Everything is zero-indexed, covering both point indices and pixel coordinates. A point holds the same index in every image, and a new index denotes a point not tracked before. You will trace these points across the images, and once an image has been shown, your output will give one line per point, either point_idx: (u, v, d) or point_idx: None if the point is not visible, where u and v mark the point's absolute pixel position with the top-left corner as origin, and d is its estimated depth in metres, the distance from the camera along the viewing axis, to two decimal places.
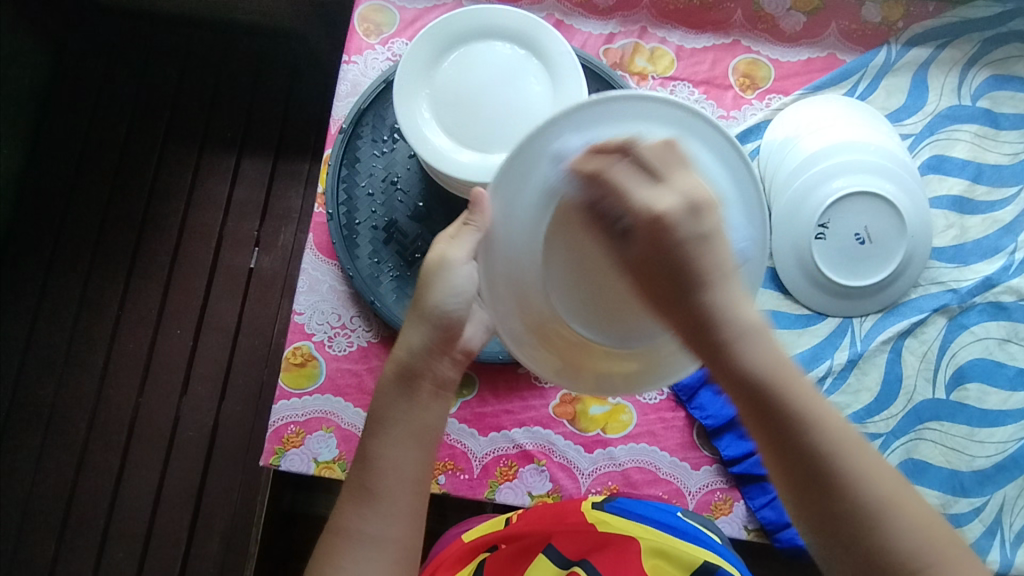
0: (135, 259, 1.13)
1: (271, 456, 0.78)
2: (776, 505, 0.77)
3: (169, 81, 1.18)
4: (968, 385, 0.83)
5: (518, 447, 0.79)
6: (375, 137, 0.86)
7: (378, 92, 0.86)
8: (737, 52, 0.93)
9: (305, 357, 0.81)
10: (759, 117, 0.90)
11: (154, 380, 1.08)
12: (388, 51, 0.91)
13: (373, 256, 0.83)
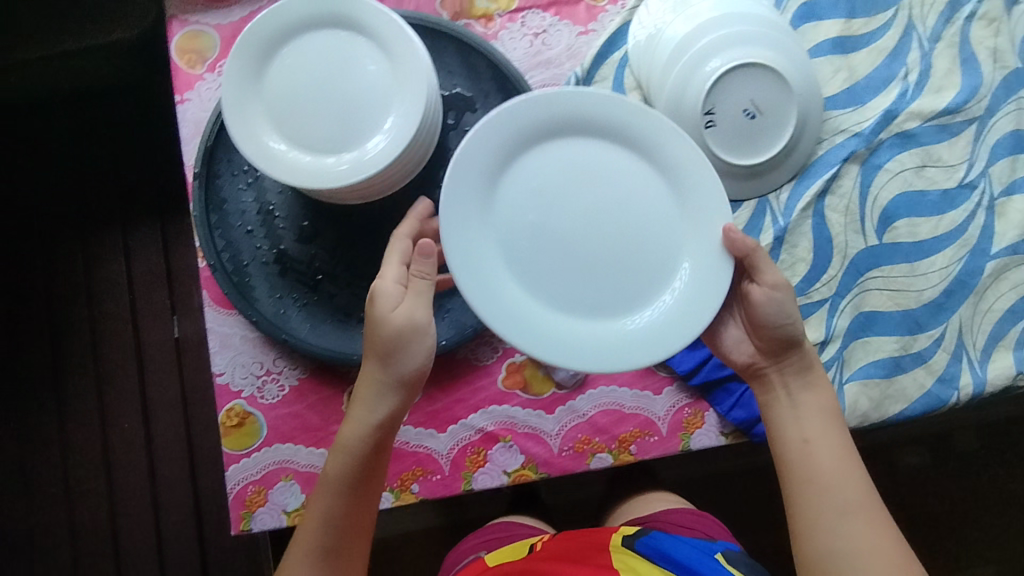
0: (56, 367, 1.08)
1: (239, 522, 0.77)
2: (744, 403, 0.77)
3: (17, 173, 1.09)
4: (897, 224, 0.82)
5: (480, 432, 0.77)
6: (234, 171, 0.80)
7: (213, 123, 0.79)
8: None
9: (240, 416, 0.78)
10: (615, 26, 0.86)
11: (121, 478, 1.06)
12: (219, 76, 0.84)
13: (273, 293, 0.79)
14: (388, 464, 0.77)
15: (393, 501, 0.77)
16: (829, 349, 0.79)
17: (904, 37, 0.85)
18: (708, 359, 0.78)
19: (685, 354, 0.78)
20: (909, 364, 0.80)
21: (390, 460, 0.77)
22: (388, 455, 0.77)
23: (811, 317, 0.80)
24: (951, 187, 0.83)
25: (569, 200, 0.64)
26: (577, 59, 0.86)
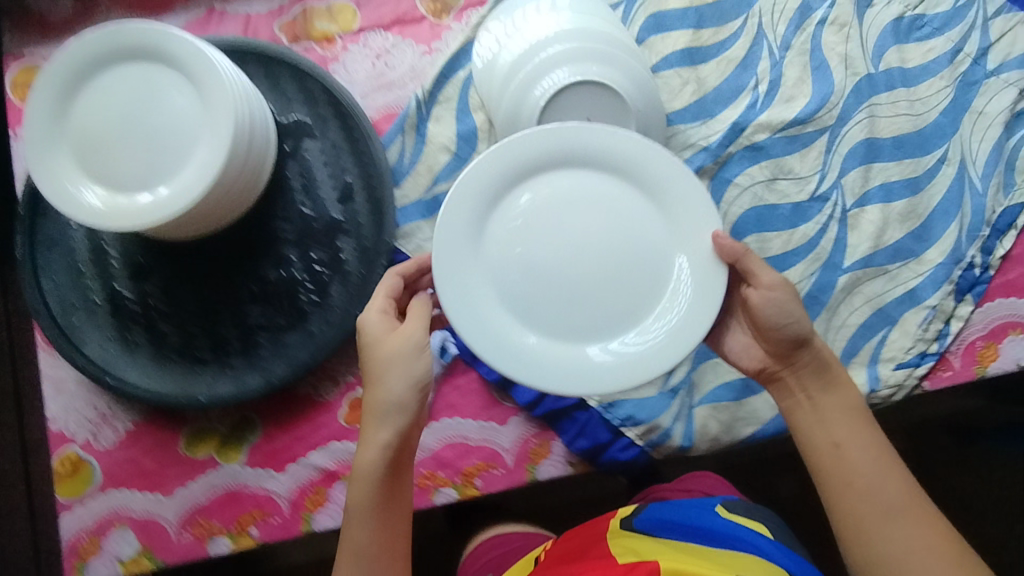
0: None
1: (301, 522, 0.78)
2: (777, 419, 0.78)
3: None
4: (964, 255, 0.78)
5: (540, 426, 0.79)
6: (298, 184, 0.81)
7: (289, 139, 0.82)
8: None
9: (300, 415, 0.80)
10: (684, 44, 0.82)
11: None
12: (368, 48, 0.84)
13: (346, 300, 0.80)
14: (454, 458, 0.78)
15: (456, 496, 0.77)
16: (881, 366, 0.78)
17: (973, 63, 0.81)
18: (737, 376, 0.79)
19: (714, 371, 0.79)
20: (965, 366, 0.77)
21: (452, 453, 0.78)
22: (455, 449, 0.78)
23: (864, 345, 0.79)
24: None
25: (549, 227, 0.64)
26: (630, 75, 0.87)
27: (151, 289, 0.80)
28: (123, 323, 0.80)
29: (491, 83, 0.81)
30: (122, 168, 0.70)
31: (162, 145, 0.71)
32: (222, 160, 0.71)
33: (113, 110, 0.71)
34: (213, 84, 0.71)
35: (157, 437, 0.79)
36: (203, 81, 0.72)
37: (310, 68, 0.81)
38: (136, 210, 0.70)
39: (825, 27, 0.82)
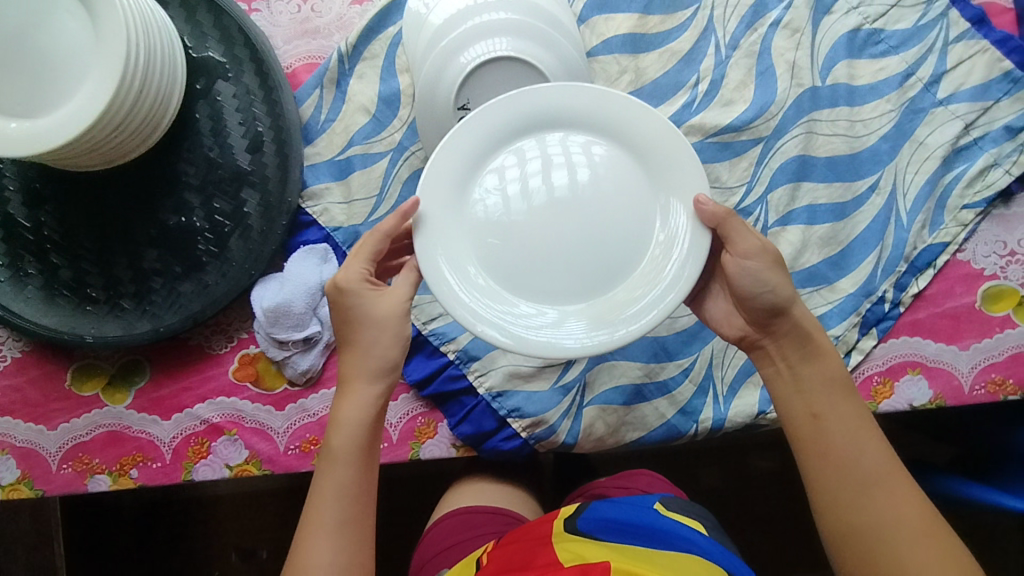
0: None
1: (181, 470, 0.78)
2: (664, 427, 0.78)
3: None
4: (874, 288, 0.77)
5: (430, 406, 0.78)
6: (206, 127, 0.79)
7: (201, 78, 0.78)
8: None
9: (192, 365, 0.79)
10: (627, 29, 0.80)
11: None
12: None
13: (245, 255, 0.78)
14: None
15: None
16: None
17: (919, 91, 0.78)
18: (631, 382, 0.79)
19: (610, 374, 0.79)
20: (865, 398, 0.75)
21: None
22: None
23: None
24: (947, 258, 0.78)
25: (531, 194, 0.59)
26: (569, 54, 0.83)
27: (46, 218, 0.78)
28: (14, 250, 0.78)
29: (417, 44, 0.77)
30: (6, 92, 0.67)
31: (50, 72, 0.68)
32: (110, 88, 0.66)
33: None
34: (105, 8, 0.67)
35: (44, 369, 0.79)
36: (93, 3, 0.67)
37: (227, 5, 0.77)
38: (15, 137, 0.66)
39: (777, 30, 0.79)
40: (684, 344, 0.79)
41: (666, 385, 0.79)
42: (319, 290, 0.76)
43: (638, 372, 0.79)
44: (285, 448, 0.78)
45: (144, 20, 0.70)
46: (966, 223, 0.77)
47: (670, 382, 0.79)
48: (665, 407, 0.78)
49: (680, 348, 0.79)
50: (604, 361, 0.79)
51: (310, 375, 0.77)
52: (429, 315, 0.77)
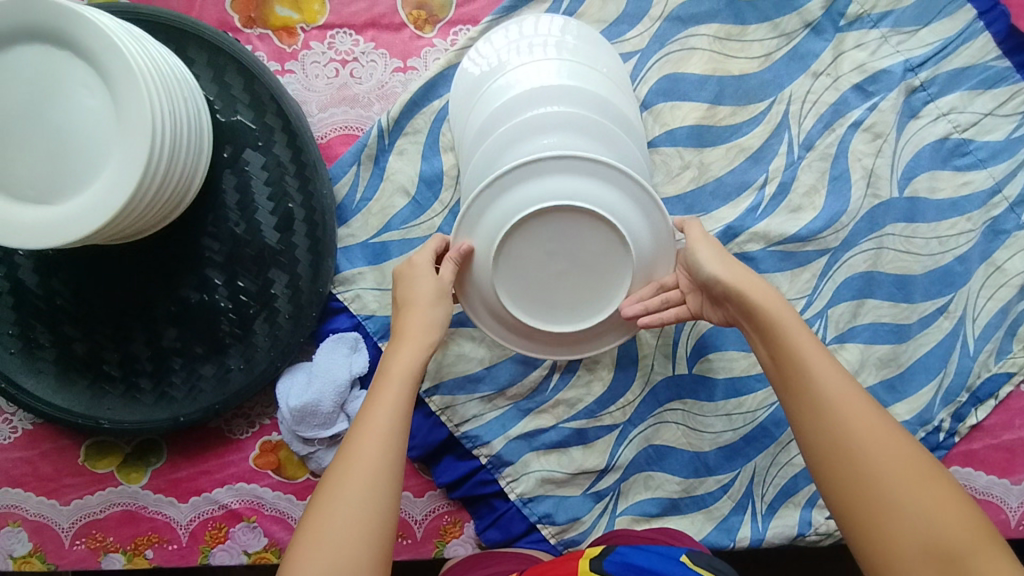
0: None
1: (197, 555, 0.76)
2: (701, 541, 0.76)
3: None
4: (932, 416, 0.74)
5: (457, 504, 0.76)
6: (233, 200, 0.73)
7: (228, 146, 0.72)
8: (664, 35, 0.74)
9: (212, 448, 0.76)
10: (694, 120, 0.74)
11: None
12: (330, 48, 0.75)
13: (271, 342, 0.74)
14: None
15: None
16: (814, 511, 0.75)
17: (1001, 209, 0.74)
18: (668, 495, 0.76)
19: (646, 484, 0.76)
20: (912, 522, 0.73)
21: None
22: None
23: (803, 486, 0.76)
24: (1010, 389, 0.74)
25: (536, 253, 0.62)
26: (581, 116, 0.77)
27: (59, 288, 0.73)
28: (24, 318, 0.73)
29: (464, 125, 0.71)
30: (17, 175, 0.61)
31: (66, 155, 0.61)
32: (133, 183, 0.60)
33: (8, 102, 0.60)
34: (129, 91, 0.60)
35: (58, 443, 0.76)
36: (117, 83, 0.60)
37: (260, 72, 0.71)
38: (28, 228, 0.61)
39: (857, 132, 0.74)
40: (725, 460, 0.76)
41: (704, 500, 0.76)
42: (348, 385, 0.72)
43: (676, 486, 0.76)
44: None
45: (170, 95, 0.63)
46: None
47: (707, 497, 0.76)
48: (703, 522, 0.76)
49: (722, 463, 0.76)
50: (641, 471, 0.76)
51: None
52: (462, 417, 0.74)
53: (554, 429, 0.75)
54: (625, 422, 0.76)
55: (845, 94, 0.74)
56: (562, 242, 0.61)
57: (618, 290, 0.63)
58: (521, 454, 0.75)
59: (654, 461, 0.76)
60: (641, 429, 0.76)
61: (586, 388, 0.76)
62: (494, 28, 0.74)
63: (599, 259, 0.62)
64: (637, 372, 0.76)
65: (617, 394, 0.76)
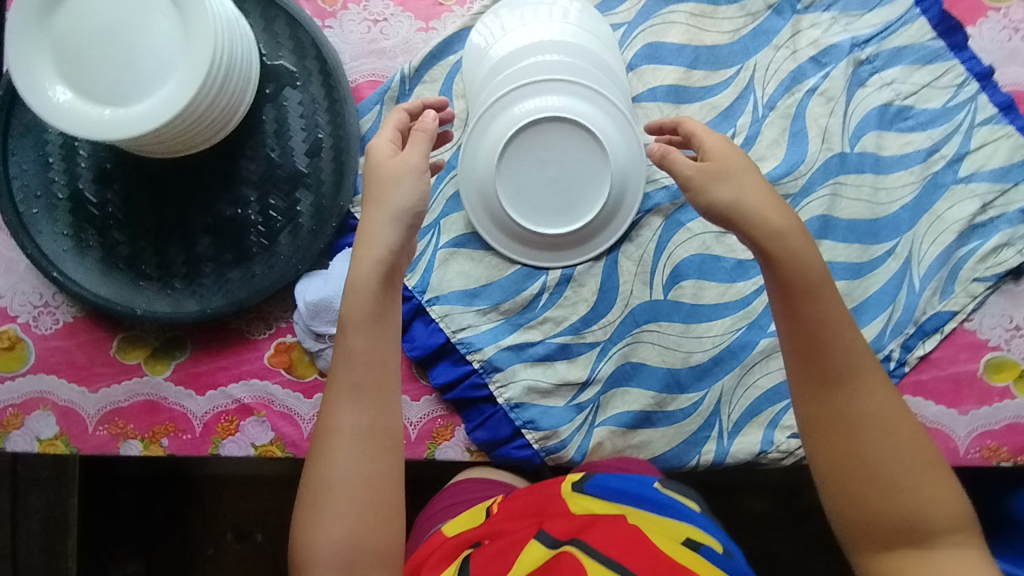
0: None
1: (209, 445, 0.83)
2: (673, 453, 0.83)
3: None
4: (885, 346, 0.82)
5: (450, 409, 0.83)
6: (272, 129, 0.84)
7: (271, 84, 0.84)
8: (648, 11, 0.87)
9: (230, 347, 0.84)
10: (672, 81, 0.86)
11: None
12: (364, 10, 0.87)
13: (293, 252, 0.83)
14: None
15: None
16: (777, 431, 0.82)
17: (940, 166, 0.84)
18: (643, 411, 0.83)
19: (625, 399, 0.83)
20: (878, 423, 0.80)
21: None
22: None
23: (767, 407, 0.83)
24: (955, 325, 0.82)
25: (531, 154, 0.79)
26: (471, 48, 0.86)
27: (112, 197, 0.83)
28: (78, 222, 0.83)
29: (476, 74, 0.84)
30: (96, 82, 0.72)
31: (138, 69, 0.72)
32: (192, 91, 0.72)
33: (92, 19, 0.72)
34: (196, 15, 0.72)
35: (92, 335, 0.84)
36: (185, 8, 0.72)
37: (304, 21, 0.83)
38: (100, 126, 0.71)
39: (813, 97, 0.85)
40: (696, 379, 0.84)
41: (676, 416, 0.83)
42: None
43: (651, 403, 0.83)
44: (309, 434, 0.83)
45: (230, 27, 0.75)
46: (976, 295, 0.82)
47: (679, 414, 0.83)
48: (676, 437, 0.83)
49: (693, 383, 0.84)
50: (618, 386, 0.83)
51: None
52: (459, 324, 0.83)
53: (542, 343, 0.84)
54: (606, 340, 0.84)
55: (803, 65, 0.86)
56: (551, 151, 0.79)
57: (593, 189, 0.80)
58: (511, 364, 0.83)
59: (631, 378, 0.84)
60: (620, 348, 0.84)
61: (571, 308, 0.84)
62: None
63: (579, 163, 0.79)
64: (619, 296, 0.84)
65: (599, 313, 0.84)
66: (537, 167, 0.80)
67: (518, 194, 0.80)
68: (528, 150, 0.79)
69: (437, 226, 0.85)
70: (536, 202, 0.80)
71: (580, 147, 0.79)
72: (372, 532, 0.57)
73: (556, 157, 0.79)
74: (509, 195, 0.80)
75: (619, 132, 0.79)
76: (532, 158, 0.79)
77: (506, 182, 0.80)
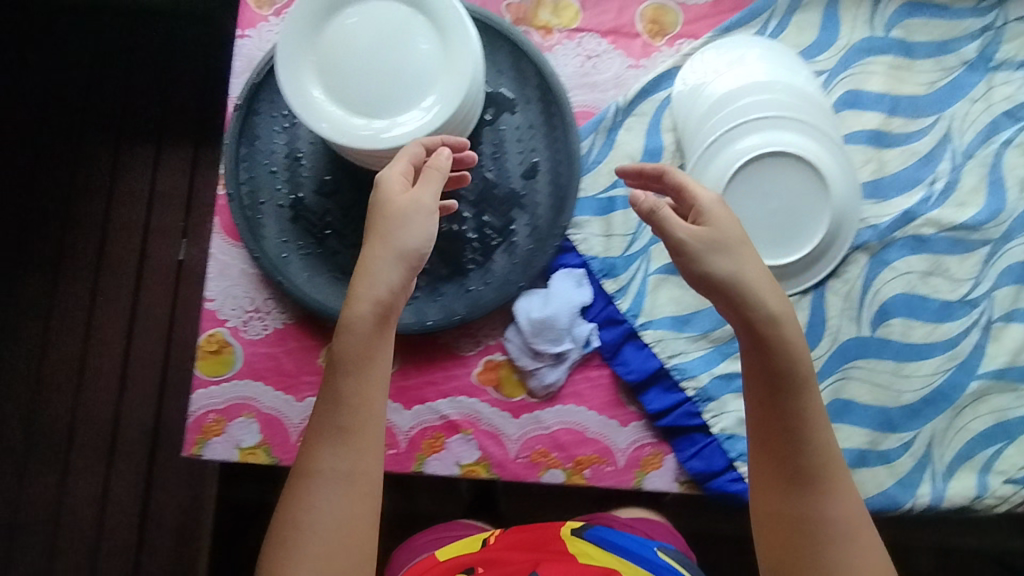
0: (143, 267, 1.14)
1: (414, 461, 0.81)
2: (886, 492, 0.82)
3: (185, 88, 1.16)
4: None
5: (659, 437, 0.82)
6: (491, 149, 0.86)
7: (492, 108, 0.87)
8: (850, 59, 0.91)
9: (438, 361, 0.83)
10: (874, 126, 0.89)
11: (168, 397, 1.12)
12: (578, 46, 0.90)
13: (509, 269, 0.83)
14: (570, 443, 0.82)
15: (564, 480, 0.81)
16: (991, 476, 0.82)
17: None
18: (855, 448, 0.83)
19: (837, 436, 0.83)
20: None
21: (571, 442, 0.82)
22: (573, 435, 0.82)
23: (978, 451, 0.83)
24: None
25: (754, 186, 0.81)
26: (622, 89, 0.89)
27: (332, 207, 0.84)
28: (298, 230, 0.84)
29: (693, 108, 0.86)
30: (357, 96, 0.74)
31: (397, 85, 0.74)
32: (447, 113, 0.74)
33: (358, 36, 0.75)
34: (459, 41, 0.74)
35: (302, 342, 0.83)
36: (449, 34, 0.75)
37: (533, 51, 0.86)
38: (362, 139, 0.73)
39: (1010, 148, 0.89)
40: (907, 418, 0.83)
41: (887, 457, 0.83)
42: (577, 312, 0.82)
43: (862, 442, 0.83)
44: (517, 456, 0.81)
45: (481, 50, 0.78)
46: None
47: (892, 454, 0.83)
48: (889, 476, 0.82)
49: (904, 422, 0.83)
50: (830, 422, 0.83)
51: (553, 389, 0.82)
52: (672, 350, 0.83)
53: None
54: (816, 375, 0.84)
55: (998, 118, 0.90)
56: (774, 184, 0.81)
57: (812, 223, 0.82)
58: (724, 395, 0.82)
59: (840, 414, 0.83)
60: (830, 382, 0.84)
61: None
62: (712, 40, 0.90)
63: (800, 197, 0.81)
64: (827, 332, 0.85)
65: (808, 347, 0.85)
66: (760, 198, 0.81)
67: (739, 224, 0.82)
68: (752, 182, 0.81)
69: (648, 253, 0.86)
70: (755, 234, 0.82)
71: (801, 181, 0.81)
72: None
73: (777, 191, 0.81)
74: None
75: (839, 169, 0.82)
76: (756, 190, 0.81)
77: (729, 212, 0.82)
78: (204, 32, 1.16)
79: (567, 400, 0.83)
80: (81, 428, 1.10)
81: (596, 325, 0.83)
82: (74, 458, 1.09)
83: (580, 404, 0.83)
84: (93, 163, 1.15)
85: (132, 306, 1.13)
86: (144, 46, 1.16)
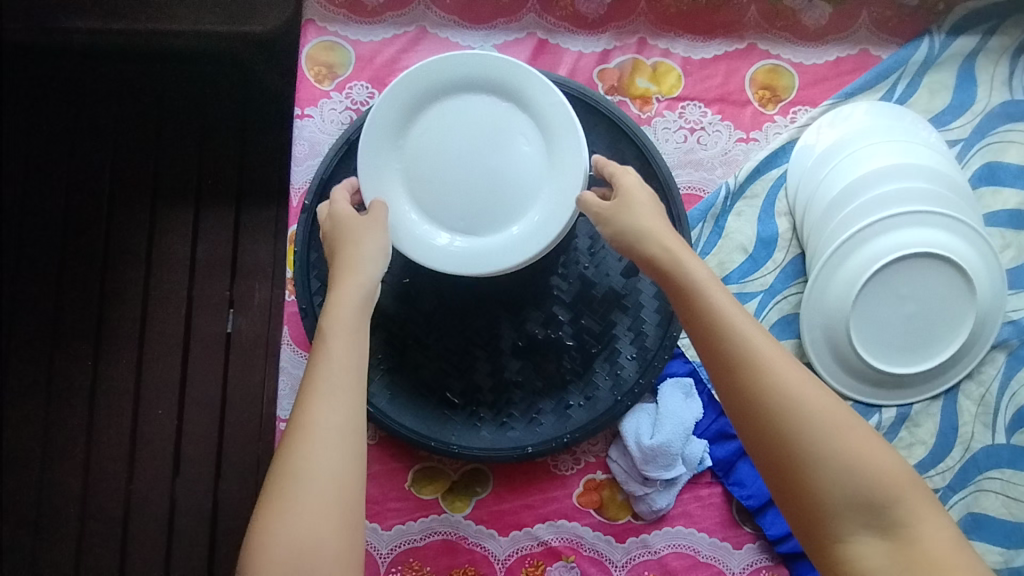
0: (189, 339, 1.02)
1: None
2: None
3: (221, 137, 1.04)
4: None
5: (776, 558, 0.75)
6: (588, 244, 0.77)
7: None
8: (988, 126, 0.80)
9: (535, 480, 0.77)
10: (1015, 204, 0.79)
11: (227, 481, 0.99)
12: (680, 117, 0.80)
13: (612, 382, 0.75)
14: (680, 569, 0.75)
15: None
16: None
17: None
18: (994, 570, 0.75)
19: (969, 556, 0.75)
20: None
21: (682, 567, 0.75)
22: (684, 560, 0.75)
23: None
24: None
25: (885, 289, 0.72)
26: (731, 167, 0.80)
27: (413, 314, 0.75)
28: (378, 343, 0.75)
29: (816, 190, 0.76)
30: (454, 212, 0.66)
31: (498, 198, 0.66)
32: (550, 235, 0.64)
33: (451, 142, 0.66)
34: (569, 155, 0.65)
35: (388, 465, 0.76)
36: (559, 145, 0.65)
37: (631, 129, 0.75)
38: (461, 264, 0.65)
39: None
40: None
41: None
42: (691, 432, 0.75)
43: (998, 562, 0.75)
44: None
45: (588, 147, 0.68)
46: None
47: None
48: None
49: None
50: None
51: (662, 512, 0.75)
52: None
53: None
54: (947, 489, 0.77)
55: None
56: (911, 288, 0.72)
57: (950, 331, 0.74)
58: None
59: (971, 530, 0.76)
60: (961, 496, 0.77)
61: (907, 451, 0.77)
62: (833, 107, 0.79)
63: (940, 301, 0.73)
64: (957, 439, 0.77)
65: (938, 458, 0.77)
66: (891, 302, 0.73)
67: (868, 332, 0.73)
68: (884, 286, 0.72)
69: None
70: (886, 343, 0.74)
71: (939, 283, 0.72)
72: (324, 564, 0.44)
73: (909, 293, 0.72)
74: (859, 333, 0.73)
75: (983, 266, 0.73)
76: (887, 293, 0.72)
77: (857, 320, 0.73)
78: (239, 75, 1.04)
79: (675, 521, 0.76)
80: (126, 520, 0.99)
81: (708, 442, 0.76)
82: (128, 554, 0.98)
83: (690, 525, 0.76)
84: (129, 226, 1.04)
85: (180, 382, 1.01)
86: (175, 93, 1.04)
